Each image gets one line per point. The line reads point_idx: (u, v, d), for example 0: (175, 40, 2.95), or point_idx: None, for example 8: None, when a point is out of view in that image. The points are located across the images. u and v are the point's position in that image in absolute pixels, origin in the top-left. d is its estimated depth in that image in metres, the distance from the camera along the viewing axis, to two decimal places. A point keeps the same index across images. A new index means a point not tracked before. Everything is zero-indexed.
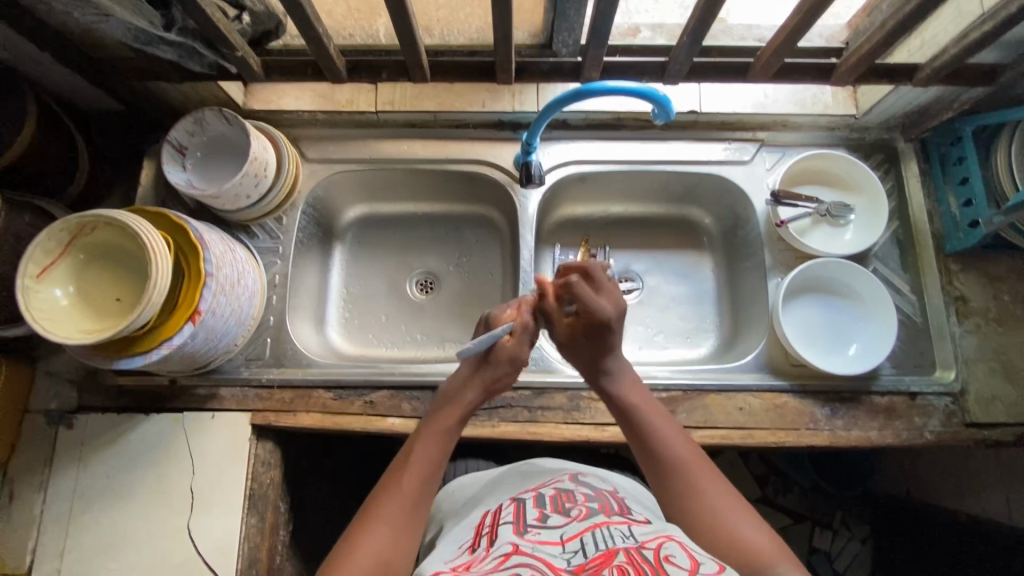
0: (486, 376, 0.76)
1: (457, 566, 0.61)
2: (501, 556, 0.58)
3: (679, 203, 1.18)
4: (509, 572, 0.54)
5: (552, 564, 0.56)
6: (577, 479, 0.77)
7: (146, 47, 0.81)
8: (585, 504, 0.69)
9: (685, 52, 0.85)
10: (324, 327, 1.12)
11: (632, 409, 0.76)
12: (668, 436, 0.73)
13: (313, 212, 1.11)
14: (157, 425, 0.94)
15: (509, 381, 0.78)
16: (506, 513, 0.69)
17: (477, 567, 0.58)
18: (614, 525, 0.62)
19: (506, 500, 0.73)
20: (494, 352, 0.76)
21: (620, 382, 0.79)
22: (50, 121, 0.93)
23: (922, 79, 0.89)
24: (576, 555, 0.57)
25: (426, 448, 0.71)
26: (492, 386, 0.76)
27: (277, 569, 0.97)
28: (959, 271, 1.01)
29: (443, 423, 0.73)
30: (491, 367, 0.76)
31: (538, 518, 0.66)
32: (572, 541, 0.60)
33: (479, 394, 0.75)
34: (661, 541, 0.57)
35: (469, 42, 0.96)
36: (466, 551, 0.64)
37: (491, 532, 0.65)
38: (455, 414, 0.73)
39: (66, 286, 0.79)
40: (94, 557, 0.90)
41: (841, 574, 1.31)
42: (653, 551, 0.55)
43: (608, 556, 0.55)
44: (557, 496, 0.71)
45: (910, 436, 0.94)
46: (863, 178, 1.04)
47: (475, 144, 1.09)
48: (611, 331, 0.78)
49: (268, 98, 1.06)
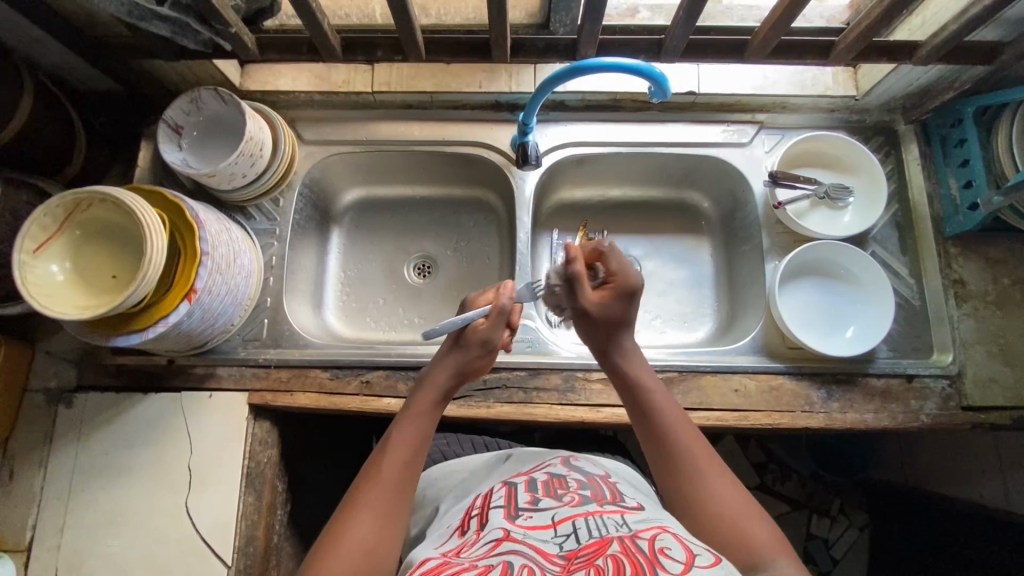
0: (458, 358, 0.76)
1: (447, 550, 0.61)
2: (492, 542, 0.58)
3: (678, 186, 1.17)
4: (500, 559, 0.54)
5: (544, 549, 0.56)
6: (569, 463, 0.78)
7: (138, 23, 0.78)
8: (577, 491, 0.68)
9: (681, 29, 0.84)
10: (321, 310, 1.13)
11: (638, 390, 0.75)
12: (674, 425, 0.71)
13: (310, 193, 1.11)
14: (155, 404, 0.95)
15: (485, 363, 0.79)
16: (497, 496, 0.69)
17: (468, 552, 0.58)
18: (607, 513, 0.62)
19: (498, 484, 0.74)
20: (469, 334, 0.76)
21: (629, 357, 0.78)
22: (47, 101, 0.93)
23: (922, 57, 0.87)
24: (567, 540, 0.57)
25: (405, 431, 0.71)
26: (466, 367, 0.76)
27: (274, 548, 0.98)
28: (959, 254, 1.00)
29: (422, 404, 0.74)
30: (464, 349, 0.76)
31: (530, 502, 0.66)
32: (564, 525, 0.60)
33: (453, 375, 0.76)
34: (655, 532, 0.57)
35: (466, 22, 0.95)
36: (456, 534, 0.65)
37: (482, 514, 0.66)
38: (431, 396, 0.74)
39: (62, 261, 0.79)
40: (93, 534, 0.91)
41: (838, 562, 1.32)
42: (648, 542, 0.55)
43: (602, 544, 0.55)
44: (549, 482, 0.71)
45: (906, 419, 0.93)
46: (862, 160, 1.03)
47: (472, 125, 1.09)
48: (634, 303, 0.78)
49: (266, 80, 1.06)
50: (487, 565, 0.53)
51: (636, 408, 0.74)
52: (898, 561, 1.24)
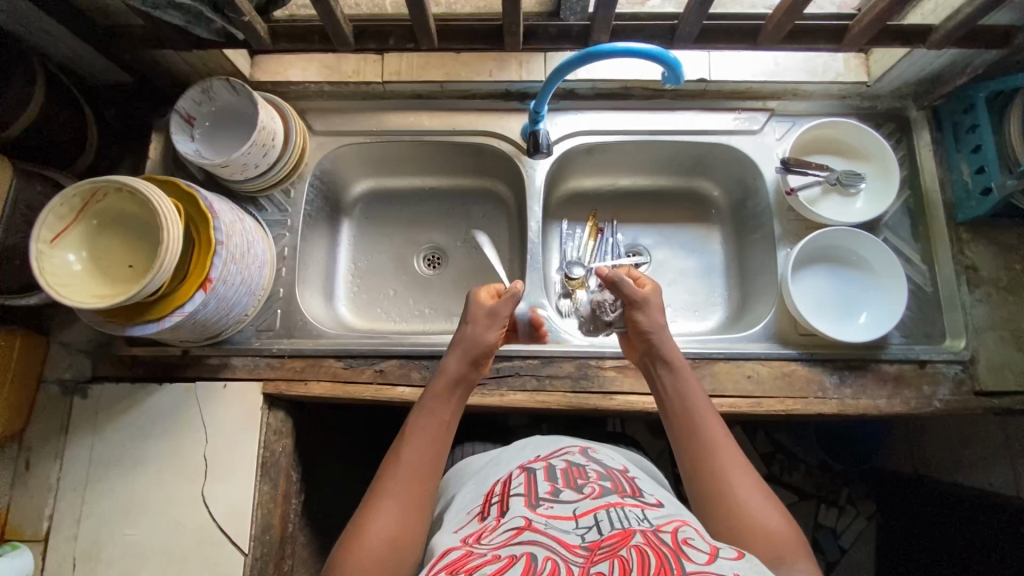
0: (468, 335, 0.80)
1: (467, 537, 0.61)
2: (513, 530, 0.58)
3: (688, 174, 1.17)
4: (522, 548, 0.54)
5: (566, 540, 0.56)
6: (588, 453, 0.78)
7: (153, 12, 0.79)
8: (597, 482, 0.69)
9: (695, 14, 0.84)
10: (332, 301, 1.13)
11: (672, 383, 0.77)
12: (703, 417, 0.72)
13: (320, 184, 1.11)
14: (170, 394, 0.95)
15: (498, 338, 0.82)
16: (517, 484, 0.69)
17: (489, 539, 0.59)
18: (629, 506, 0.62)
19: (517, 470, 0.74)
20: (473, 312, 0.82)
21: (668, 347, 0.80)
22: (58, 91, 0.93)
23: (937, 41, 0.87)
24: (590, 531, 0.57)
25: (423, 420, 0.72)
26: (478, 342, 0.79)
27: (290, 537, 0.99)
28: (971, 240, 1.00)
29: (436, 390, 0.75)
30: (472, 325, 0.81)
31: (550, 492, 0.66)
32: (585, 517, 0.60)
33: (467, 352, 0.79)
34: (676, 524, 0.58)
35: (476, 11, 0.96)
36: (477, 520, 0.66)
37: (502, 501, 0.66)
38: (445, 381, 0.76)
39: (79, 251, 0.80)
40: (110, 523, 0.92)
41: (846, 551, 1.33)
42: (671, 534, 0.55)
43: (625, 535, 0.55)
44: (568, 471, 0.71)
45: (919, 405, 0.94)
46: (875, 147, 1.03)
47: (481, 114, 1.09)
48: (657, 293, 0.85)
49: (276, 70, 1.06)
50: (509, 558, 0.53)
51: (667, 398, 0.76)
52: (908, 550, 1.24)
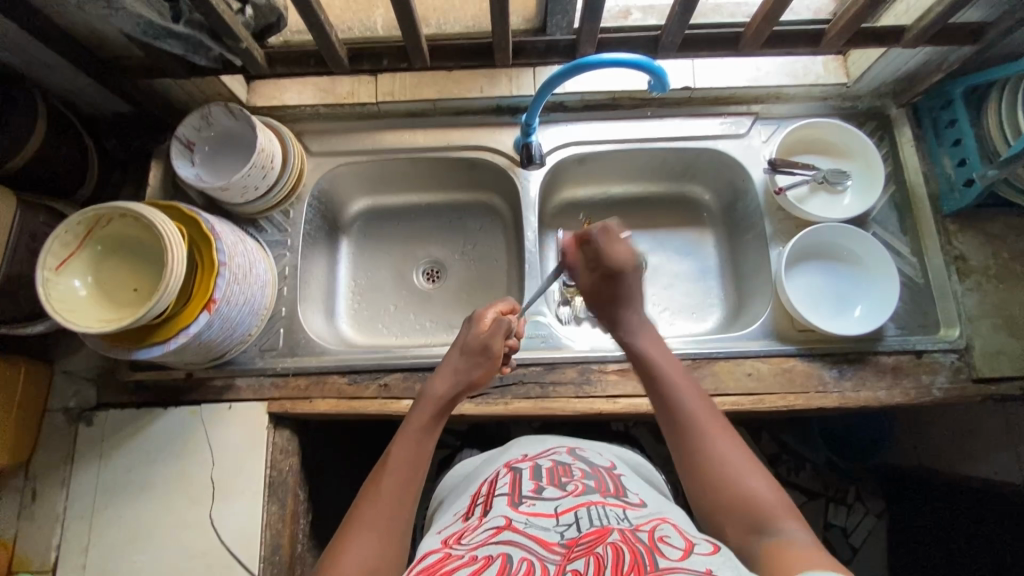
0: (459, 365, 0.79)
1: (449, 538, 0.62)
2: (493, 529, 0.59)
3: (678, 180, 1.19)
4: (499, 547, 0.54)
5: (545, 538, 0.56)
6: (575, 453, 0.78)
7: (154, 42, 0.82)
8: (581, 480, 0.69)
9: (677, 24, 0.86)
10: (334, 319, 1.14)
11: (648, 364, 0.75)
12: (684, 395, 0.70)
13: (319, 204, 1.12)
14: (176, 417, 0.95)
15: (486, 374, 0.80)
16: (502, 484, 0.70)
17: (470, 538, 0.59)
18: (609, 505, 0.62)
19: (503, 471, 0.75)
20: (468, 342, 0.81)
21: (639, 332, 0.80)
22: (60, 123, 0.95)
23: (911, 40, 0.90)
24: (569, 529, 0.57)
25: (403, 445, 0.70)
26: (466, 376, 0.78)
27: (299, 558, 0.99)
28: (958, 231, 1.02)
29: (422, 412, 0.74)
30: (464, 355, 0.79)
31: (534, 490, 0.66)
32: (566, 514, 0.60)
33: (454, 385, 0.77)
34: (655, 523, 0.58)
35: (465, 29, 1.01)
36: (461, 520, 0.66)
37: (487, 501, 0.66)
38: (431, 406, 0.74)
39: (84, 277, 0.81)
40: (117, 552, 0.91)
41: (858, 549, 1.31)
42: (647, 532, 0.55)
43: (602, 533, 0.55)
44: (554, 470, 0.71)
45: (918, 395, 0.95)
46: (859, 144, 1.06)
47: (476, 129, 1.11)
48: (629, 283, 0.82)
49: (271, 95, 1.09)
50: (486, 558, 0.53)
51: (643, 379, 0.75)
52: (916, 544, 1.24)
